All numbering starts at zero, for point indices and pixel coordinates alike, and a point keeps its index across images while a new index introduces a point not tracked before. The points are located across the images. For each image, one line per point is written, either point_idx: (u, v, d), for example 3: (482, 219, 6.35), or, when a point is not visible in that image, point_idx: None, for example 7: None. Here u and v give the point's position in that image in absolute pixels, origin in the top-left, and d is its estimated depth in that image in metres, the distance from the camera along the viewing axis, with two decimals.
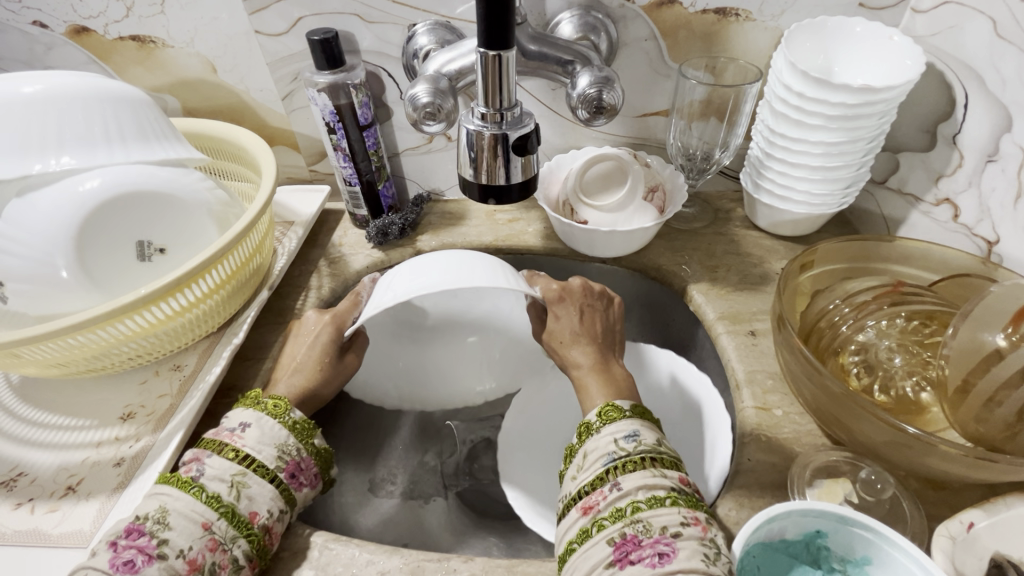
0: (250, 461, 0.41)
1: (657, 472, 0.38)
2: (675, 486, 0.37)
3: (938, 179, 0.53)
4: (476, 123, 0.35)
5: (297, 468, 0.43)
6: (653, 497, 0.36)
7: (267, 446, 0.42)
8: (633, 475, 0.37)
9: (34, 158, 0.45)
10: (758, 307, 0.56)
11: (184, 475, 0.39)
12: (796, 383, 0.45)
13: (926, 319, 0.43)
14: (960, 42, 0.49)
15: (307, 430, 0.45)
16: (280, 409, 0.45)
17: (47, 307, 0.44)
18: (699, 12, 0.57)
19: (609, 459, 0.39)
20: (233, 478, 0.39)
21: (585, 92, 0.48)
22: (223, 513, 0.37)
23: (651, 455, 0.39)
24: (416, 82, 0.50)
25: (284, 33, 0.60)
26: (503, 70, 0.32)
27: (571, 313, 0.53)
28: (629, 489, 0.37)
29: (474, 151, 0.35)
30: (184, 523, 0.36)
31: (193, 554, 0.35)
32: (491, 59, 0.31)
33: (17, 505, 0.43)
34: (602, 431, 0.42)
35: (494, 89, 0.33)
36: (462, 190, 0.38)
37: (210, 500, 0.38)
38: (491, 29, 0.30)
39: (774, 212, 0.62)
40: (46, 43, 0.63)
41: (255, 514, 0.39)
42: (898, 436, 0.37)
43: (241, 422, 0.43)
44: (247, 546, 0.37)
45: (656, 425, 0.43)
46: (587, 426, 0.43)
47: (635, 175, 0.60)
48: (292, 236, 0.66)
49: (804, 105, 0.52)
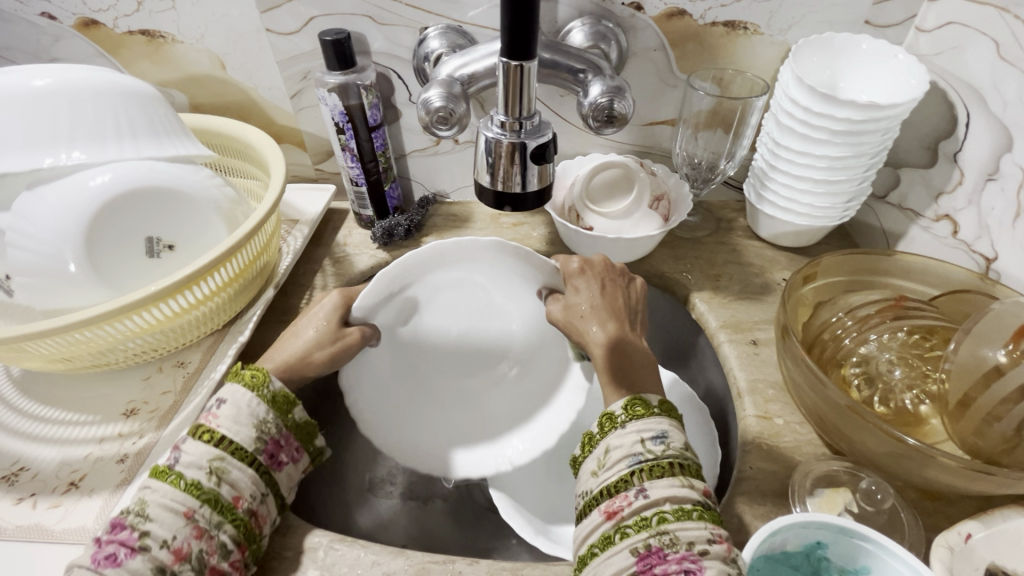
0: (227, 444, 0.39)
1: (685, 482, 0.38)
2: (700, 498, 0.37)
3: (938, 196, 0.54)
4: (495, 130, 0.35)
5: (276, 448, 0.41)
6: (680, 509, 0.36)
7: (244, 426, 0.40)
8: (660, 482, 0.37)
9: (44, 151, 0.45)
10: (759, 317, 0.57)
11: (161, 466, 0.38)
12: (798, 393, 0.45)
13: (927, 333, 0.44)
14: (964, 62, 0.51)
15: (285, 404, 0.43)
16: (258, 380, 0.43)
17: (54, 302, 0.44)
18: (708, 24, 0.58)
19: (635, 461, 0.39)
20: (211, 464, 0.38)
21: (596, 101, 0.49)
22: (205, 501, 0.36)
23: (679, 461, 0.39)
24: (430, 86, 0.50)
25: (295, 32, 0.60)
26: (525, 80, 0.32)
27: (590, 286, 0.51)
28: (655, 497, 0.37)
29: (492, 157, 0.35)
30: (165, 514, 0.35)
31: (178, 544, 0.34)
32: (513, 69, 0.32)
33: (18, 500, 0.43)
34: (629, 426, 0.41)
35: (514, 98, 0.33)
36: (477, 196, 0.38)
37: (190, 488, 0.37)
38: (513, 38, 0.30)
39: (776, 223, 0.63)
40: (54, 35, 0.63)
41: (238, 498, 0.38)
42: (898, 447, 0.38)
43: (216, 399, 0.42)
44: (234, 531, 0.37)
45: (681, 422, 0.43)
46: (610, 418, 0.42)
47: (640, 183, 0.61)
48: (298, 235, 0.66)
49: (810, 120, 0.53)
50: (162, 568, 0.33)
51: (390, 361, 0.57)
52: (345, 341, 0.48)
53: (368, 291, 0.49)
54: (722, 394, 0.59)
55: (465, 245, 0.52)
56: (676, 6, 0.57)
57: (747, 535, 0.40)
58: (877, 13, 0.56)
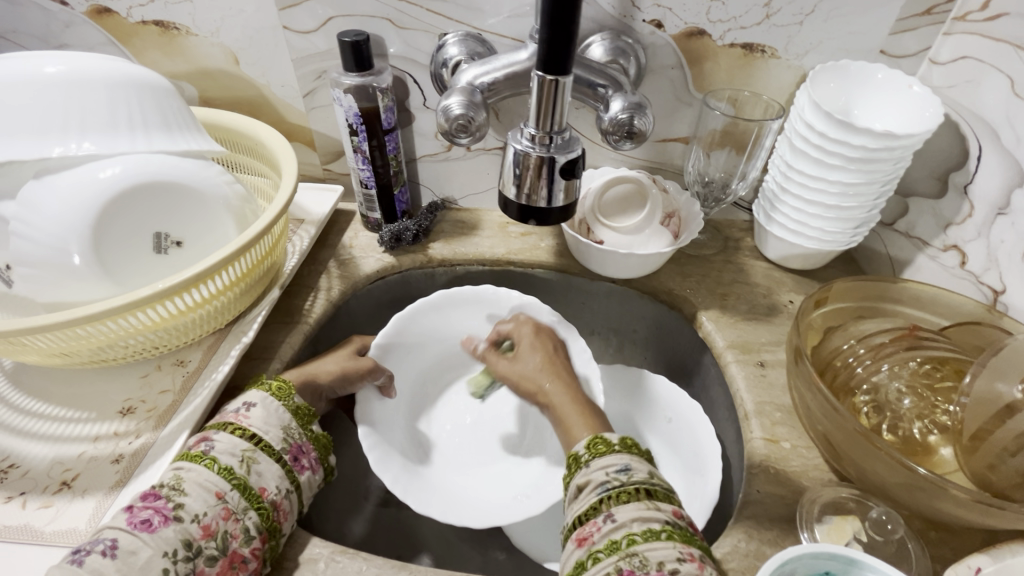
0: (257, 440, 0.41)
1: (652, 505, 0.39)
2: (669, 520, 0.38)
3: (947, 226, 0.55)
4: (523, 143, 0.35)
5: (300, 451, 0.43)
6: (649, 530, 0.37)
7: (272, 427, 0.42)
8: (628, 506, 0.39)
9: (53, 139, 0.43)
10: (767, 338, 0.57)
11: (193, 451, 0.39)
12: (809, 417, 0.46)
13: (938, 364, 0.45)
14: (976, 96, 0.51)
15: (307, 416, 0.45)
16: (284, 391, 0.45)
17: (58, 294, 0.43)
18: (726, 45, 0.58)
19: (603, 489, 0.41)
20: (244, 453, 0.40)
21: (616, 117, 0.50)
22: (236, 485, 0.38)
23: (646, 487, 0.40)
24: (450, 93, 0.50)
25: (313, 31, 0.59)
26: (558, 94, 0.32)
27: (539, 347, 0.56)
28: (623, 521, 0.38)
29: (520, 169, 0.34)
30: (200, 490, 0.37)
31: (207, 520, 0.36)
32: (547, 82, 0.32)
33: (8, 499, 0.41)
34: (593, 464, 0.43)
35: (547, 112, 0.33)
36: (500, 207, 0.38)
37: (222, 472, 0.38)
38: (550, 53, 0.30)
39: (785, 245, 0.63)
40: (65, 21, 0.62)
41: (264, 489, 0.39)
42: (911, 477, 0.38)
43: (245, 401, 0.44)
44: (258, 519, 0.38)
45: (645, 455, 0.44)
46: (576, 458, 0.44)
47: (653, 200, 0.60)
48: (304, 235, 0.65)
49: (825, 145, 0.53)
50: (190, 541, 0.35)
51: (409, 400, 0.60)
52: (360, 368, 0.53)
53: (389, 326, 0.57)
54: (726, 414, 0.58)
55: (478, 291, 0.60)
56: (696, 26, 0.57)
57: (754, 560, 0.40)
58: (893, 43, 0.57)
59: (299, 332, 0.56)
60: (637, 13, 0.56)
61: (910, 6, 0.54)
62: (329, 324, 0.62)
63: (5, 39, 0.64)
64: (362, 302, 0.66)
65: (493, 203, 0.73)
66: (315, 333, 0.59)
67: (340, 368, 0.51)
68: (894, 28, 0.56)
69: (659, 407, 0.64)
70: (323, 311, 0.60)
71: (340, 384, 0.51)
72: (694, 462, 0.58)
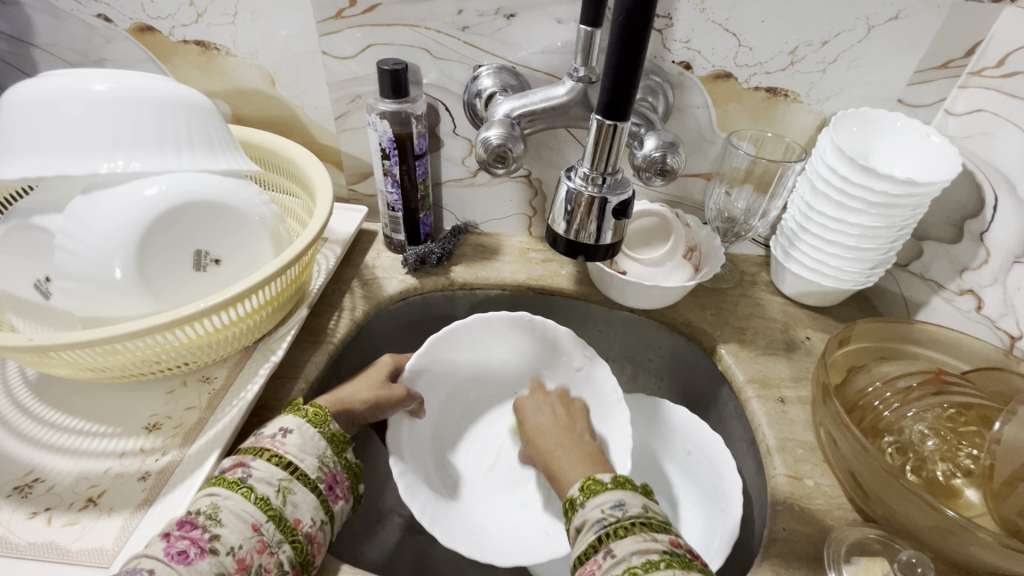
0: (293, 468, 0.42)
1: (647, 537, 0.40)
2: (666, 549, 0.39)
3: (962, 271, 0.56)
4: (578, 182, 0.41)
5: (334, 481, 0.44)
6: (648, 561, 0.37)
7: (308, 455, 0.44)
8: (625, 540, 0.40)
9: (101, 155, 0.44)
10: (786, 374, 0.58)
11: (230, 477, 0.40)
12: (836, 454, 0.46)
13: (962, 409, 0.46)
14: (993, 148, 0.53)
15: (341, 443, 0.47)
16: (320, 418, 0.46)
17: (96, 308, 0.43)
18: (751, 88, 0.60)
19: (599, 526, 0.42)
20: (280, 483, 0.41)
21: (650, 154, 0.51)
22: (271, 516, 0.39)
23: (640, 519, 0.41)
24: (490, 125, 0.51)
25: (350, 57, 0.61)
26: (614, 137, 0.38)
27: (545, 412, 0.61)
28: (622, 555, 0.39)
29: (572, 206, 0.40)
30: (235, 522, 0.37)
31: (242, 554, 0.36)
32: (607, 126, 0.37)
33: (32, 514, 0.41)
34: (587, 504, 0.44)
35: (603, 154, 0.39)
36: (550, 241, 0.44)
37: (259, 502, 0.39)
38: (612, 103, 0.36)
39: (801, 282, 0.64)
40: (107, 37, 0.63)
41: (299, 521, 0.40)
42: (941, 521, 0.39)
43: (281, 427, 0.45)
44: (291, 552, 0.39)
45: (639, 489, 0.45)
46: (571, 501, 0.46)
47: (677, 234, 0.62)
48: (329, 253, 0.66)
49: (847, 188, 0.54)
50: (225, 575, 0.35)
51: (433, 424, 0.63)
52: (392, 397, 0.56)
53: (421, 355, 0.60)
54: (744, 448, 0.59)
55: (514, 320, 0.63)
56: (723, 69, 0.59)
57: None
58: (911, 93, 0.59)
59: (323, 351, 0.57)
60: (668, 54, 0.58)
61: (928, 60, 0.56)
62: (352, 344, 0.63)
63: (46, 51, 0.65)
64: (383, 322, 0.67)
65: (515, 229, 0.75)
66: (338, 353, 0.59)
67: (374, 396, 0.54)
68: (912, 79, 0.58)
69: (677, 438, 0.65)
70: (347, 331, 0.60)
71: (374, 412, 0.54)
72: (714, 495, 0.59)
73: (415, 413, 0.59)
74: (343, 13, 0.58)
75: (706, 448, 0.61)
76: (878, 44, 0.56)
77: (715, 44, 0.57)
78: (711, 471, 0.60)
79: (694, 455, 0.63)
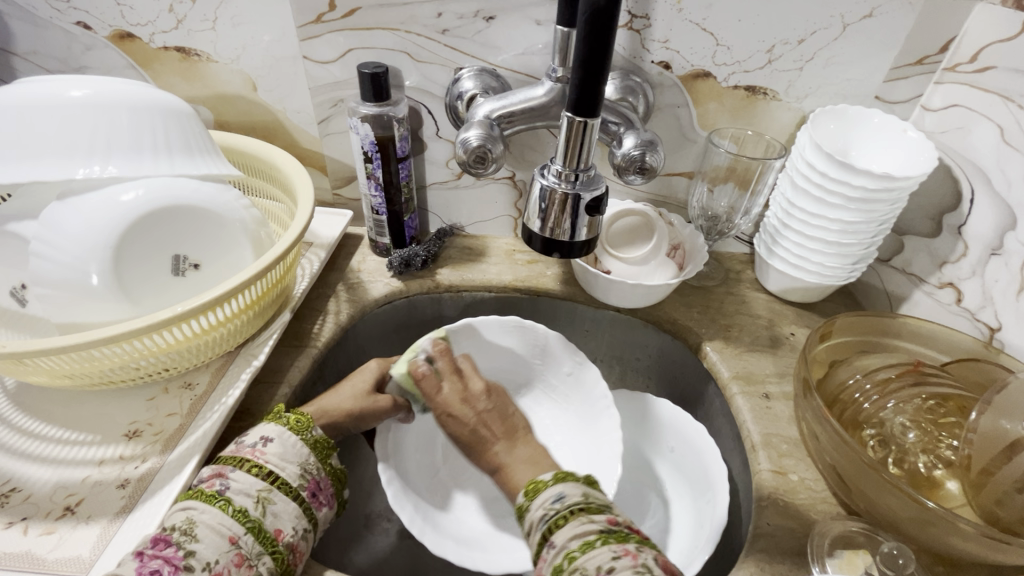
0: (274, 478, 0.42)
1: (584, 519, 0.41)
2: (603, 527, 0.40)
3: (942, 264, 0.57)
4: (551, 179, 0.41)
5: (317, 487, 0.44)
6: (585, 543, 0.39)
7: (289, 464, 0.43)
8: (564, 529, 0.41)
9: (77, 161, 0.44)
10: (770, 370, 0.58)
11: (208, 490, 0.40)
12: (818, 448, 0.46)
13: (941, 400, 0.47)
14: (968, 142, 0.53)
15: (325, 450, 0.47)
16: (302, 425, 0.46)
17: (72, 315, 0.43)
18: (730, 87, 0.61)
19: (542, 523, 0.43)
20: (259, 495, 0.40)
21: (629, 153, 0.52)
22: (249, 529, 0.39)
23: (580, 506, 0.43)
24: (469, 126, 0.52)
25: (331, 61, 0.61)
26: (584, 134, 0.38)
27: (475, 381, 0.61)
28: (562, 544, 0.40)
29: (546, 203, 0.41)
30: (212, 536, 0.37)
31: (219, 568, 0.36)
32: (577, 122, 0.37)
33: (8, 524, 0.40)
34: (530, 504, 0.46)
35: (574, 152, 0.39)
36: (526, 238, 0.44)
37: (236, 515, 0.39)
38: (581, 99, 0.36)
39: (785, 278, 0.65)
40: (87, 44, 0.63)
41: (279, 532, 0.40)
42: (921, 512, 0.39)
43: (262, 436, 0.44)
44: (271, 564, 0.38)
45: (581, 480, 0.47)
46: (517, 506, 0.48)
47: (660, 232, 0.62)
48: (314, 258, 0.65)
49: (826, 184, 0.55)
50: None
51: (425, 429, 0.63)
52: (378, 405, 0.56)
53: (411, 361, 0.61)
54: (731, 444, 0.58)
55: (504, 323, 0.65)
56: (702, 68, 0.60)
57: None
58: (888, 90, 0.60)
59: (307, 356, 0.56)
60: (647, 54, 0.59)
61: (903, 56, 0.57)
62: (337, 348, 0.62)
63: (25, 59, 0.65)
64: (369, 326, 0.67)
65: (501, 230, 0.75)
66: (322, 357, 0.58)
67: (357, 406, 0.54)
68: (889, 75, 0.59)
69: (662, 434, 0.65)
70: (331, 335, 0.60)
71: (359, 420, 0.54)
72: (701, 487, 0.59)
73: (405, 419, 0.60)
74: (323, 17, 0.58)
75: (691, 441, 0.61)
76: (855, 41, 0.57)
77: (694, 44, 0.58)
78: (697, 463, 0.60)
79: (678, 449, 0.63)
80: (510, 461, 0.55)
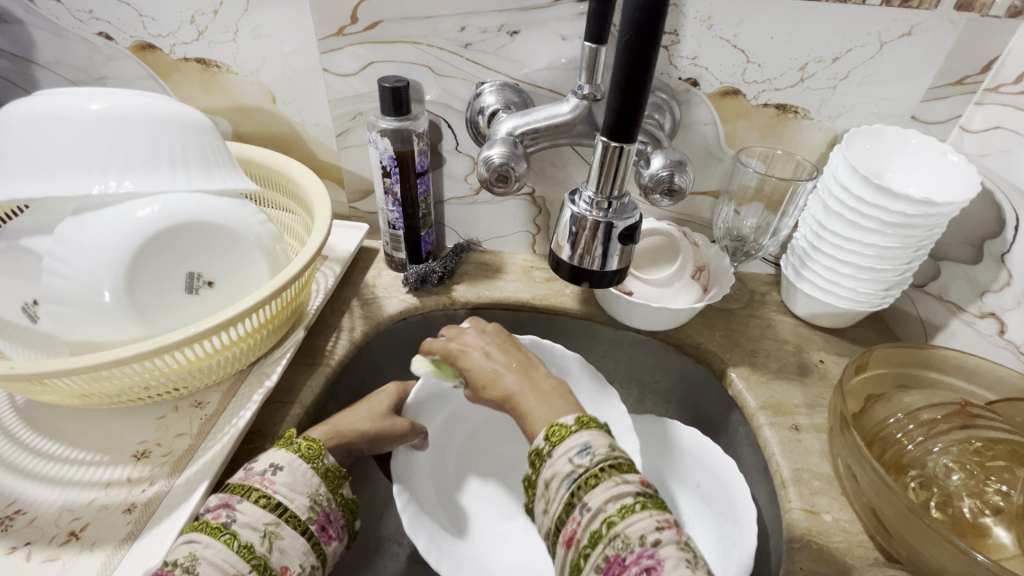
0: (282, 510, 0.40)
1: (618, 480, 0.39)
2: (640, 491, 0.38)
3: (983, 293, 0.54)
4: (583, 206, 0.40)
5: (326, 520, 0.43)
6: (623, 507, 0.37)
7: (299, 495, 0.42)
8: (598, 490, 0.38)
9: (94, 176, 0.43)
10: (800, 400, 0.56)
11: (213, 521, 0.38)
12: (856, 488, 0.44)
13: (990, 443, 0.44)
14: (1013, 166, 0.51)
15: (337, 478, 0.45)
16: (314, 452, 0.44)
17: (83, 333, 0.42)
18: (760, 105, 0.59)
19: (571, 481, 0.40)
20: (266, 528, 0.39)
21: (657, 173, 0.50)
22: (255, 566, 0.37)
23: (608, 463, 0.40)
24: (491, 144, 0.50)
25: (352, 74, 0.60)
26: (619, 159, 0.37)
27: (473, 345, 0.54)
28: (597, 506, 0.38)
29: (577, 230, 0.39)
30: (215, 574, 0.36)
31: None
32: (612, 147, 0.36)
33: (11, 550, 0.39)
34: (554, 453, 0.42)
35: (608, 178, 0.38)
36: (554, 265, 0.43)
37: (241, 551, 0.37)
38: (618, 125, 0.34)
39: (814, 302, 0.62)
40: (108, 55, 0.63)
41: (286, 569, 0.38)
42: (970, 565, 0.36)
43: (271, 464, 0.43)
44: None
45: (604, 428, 0.44)
46: (537, 453, 0.43)
47: (685, 254, 0.60)
48: (329, 273, 0.64)
49: (861, 209, 0.52)
50: None
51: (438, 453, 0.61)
52: (394, 427, 0.54)
53: (425, 381, 0.59)
54: (759, 476, 0.56)
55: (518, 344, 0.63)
56: (731, 85, 0.58)
57: None
58: (926, 110, 0.57)
59: (320, 374, 0.55)
60: (674, 71, 0.57)
61: (941, 76, 0.55)
62: (351, 366, 0.61)
63: (47, 69, 0.65)
64: (383, 343, 0.65)
65: (518, 246, 0.73)
66: (335, 376, 0.57)
67: (374, 429, 0.52)
68: (927, 95, 0.56)
69: (685, 465, 0.62)
70: (345, 353, 0.58)
71: (373, 442, 0.52)
72: (725, 523, 0.56)
73: (420, 444, 0.58)
74: (344, 30, 0.57)
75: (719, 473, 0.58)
76: (892, 60, 0.55)
77: (723, 61, 0.56)
78: (723, 497, 0.57)
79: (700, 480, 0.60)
80: (528, 398, 0.48)
